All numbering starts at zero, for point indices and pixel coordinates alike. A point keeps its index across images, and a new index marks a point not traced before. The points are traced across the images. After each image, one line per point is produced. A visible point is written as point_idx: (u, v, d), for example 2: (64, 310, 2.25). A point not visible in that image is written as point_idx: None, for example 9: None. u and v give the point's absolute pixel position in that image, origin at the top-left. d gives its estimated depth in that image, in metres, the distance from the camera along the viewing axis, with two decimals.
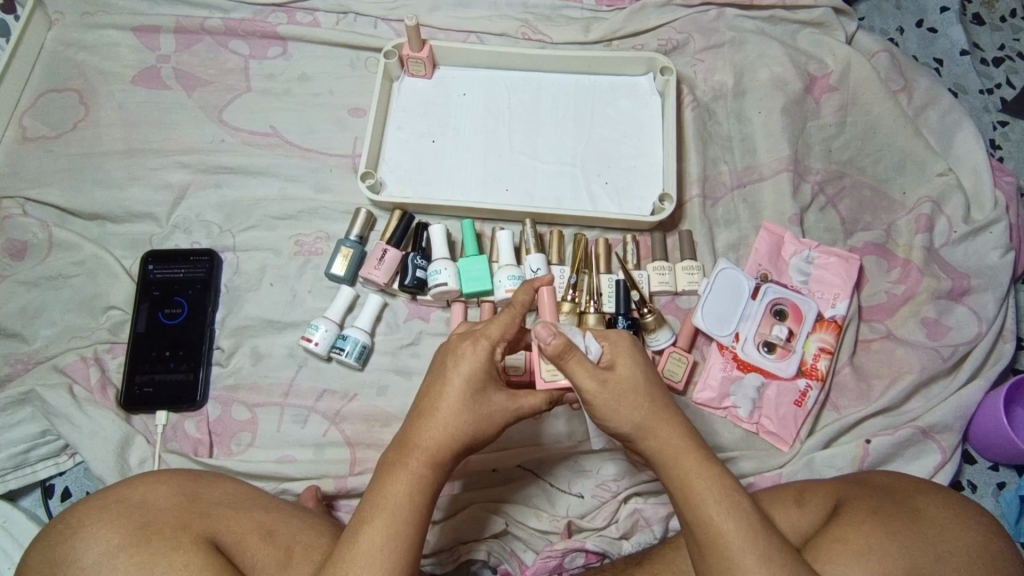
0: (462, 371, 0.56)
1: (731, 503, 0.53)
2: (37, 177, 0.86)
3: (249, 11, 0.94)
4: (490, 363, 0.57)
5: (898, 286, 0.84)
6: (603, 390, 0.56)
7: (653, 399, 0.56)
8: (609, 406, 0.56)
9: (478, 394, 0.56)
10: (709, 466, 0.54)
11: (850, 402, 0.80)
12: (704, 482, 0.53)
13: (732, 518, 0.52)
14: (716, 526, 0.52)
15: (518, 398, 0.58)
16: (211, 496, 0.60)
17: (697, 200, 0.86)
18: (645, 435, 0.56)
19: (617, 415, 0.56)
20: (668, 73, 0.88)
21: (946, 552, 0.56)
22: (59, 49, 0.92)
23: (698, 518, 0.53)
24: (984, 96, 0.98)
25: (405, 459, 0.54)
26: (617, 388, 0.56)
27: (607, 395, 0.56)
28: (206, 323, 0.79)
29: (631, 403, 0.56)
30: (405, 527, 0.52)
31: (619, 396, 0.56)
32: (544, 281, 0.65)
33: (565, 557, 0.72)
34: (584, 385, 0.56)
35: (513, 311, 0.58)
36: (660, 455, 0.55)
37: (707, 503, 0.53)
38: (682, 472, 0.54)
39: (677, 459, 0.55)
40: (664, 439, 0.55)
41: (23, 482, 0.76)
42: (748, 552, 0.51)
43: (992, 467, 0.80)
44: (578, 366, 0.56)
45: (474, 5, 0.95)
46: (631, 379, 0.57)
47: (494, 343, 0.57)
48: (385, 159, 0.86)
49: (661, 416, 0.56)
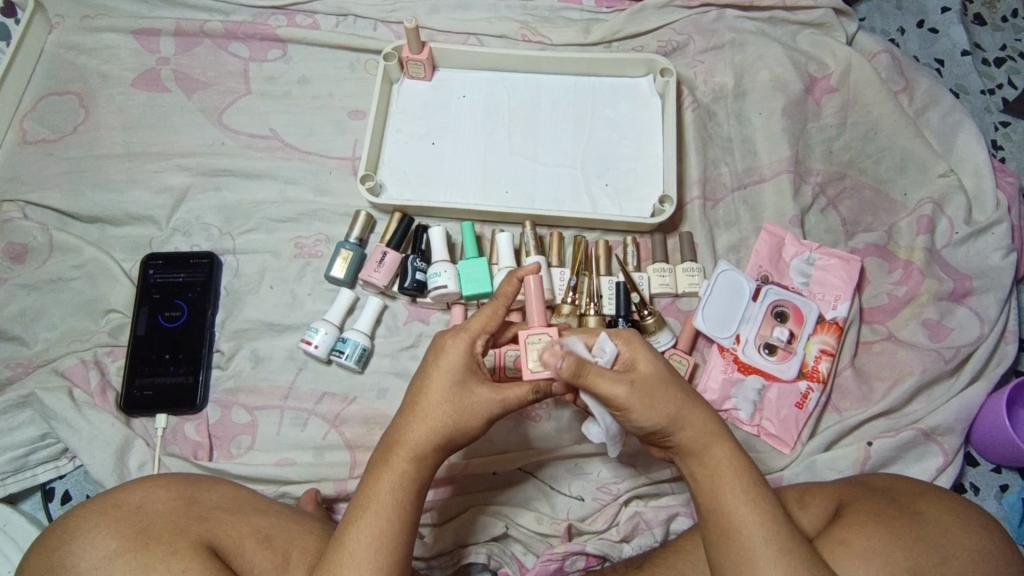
0: (442, 366, 0.56)
1: (755, 496, 0.53)
2: (37, 180, 0.86)
3: (248, 14, 0.94)
4: (469, 357, 0.57)
5: (899, 288, 0.83)
6: (633, 391, 0.54)
7: (681, 391, 0.55)
8: (643, 406, 0.54)
9: (460, 387, 0.56)
10: (737, 457, 0.55)
11: (852, 405, 0.79)
12: (731, 472, 0.54)
13: (755, 510, 0.52)
14: (739, 518, 0.52)
15: (503, 389, 0.57)
16: (208, 498, 0.60)
17: (697, 202, 0.86)
18: (677, 428, 0.55)
19: (651, 414, 0.54)
20: (668, 74, 0.87)
21: (949, 555, 0.55)
22: (59, 52, 0.92)
23: (722, 508, 0.53)
24: (986, 97, 0.97)
25: (389, 456, 0.54)
26: (647, 387, 0.54)
27: (638, 395, 0.54)
28: (205, 326, 0.79)
29: (662, 398, 0.54)
30: (390, 524, 0.52)
31: (650, 394, 0.54)
32: (528, 271, 0.62)
33: (565, 561, 0.72)
34: (614, 393, 0.53)
35: (495, 304, 0.58)
36: (694, 445, 0.55)
37: (733, 494, 0.53)
38: (713, 460, 0.54)
39: (710, 448, 0.55)
40: (698, 429, 0.55)
41: (23, 486, 0.76)
42: (769, 545, 0.51)
43: (995, 470, 0.80)
44: (598, 377, 0.54)
45: (474, 8, 0.95)
46: (657, 373, 0.55)
47: (475, 335, 0.57)
48: (385, 162, 0.86)
49: (690, 408, 0.55)
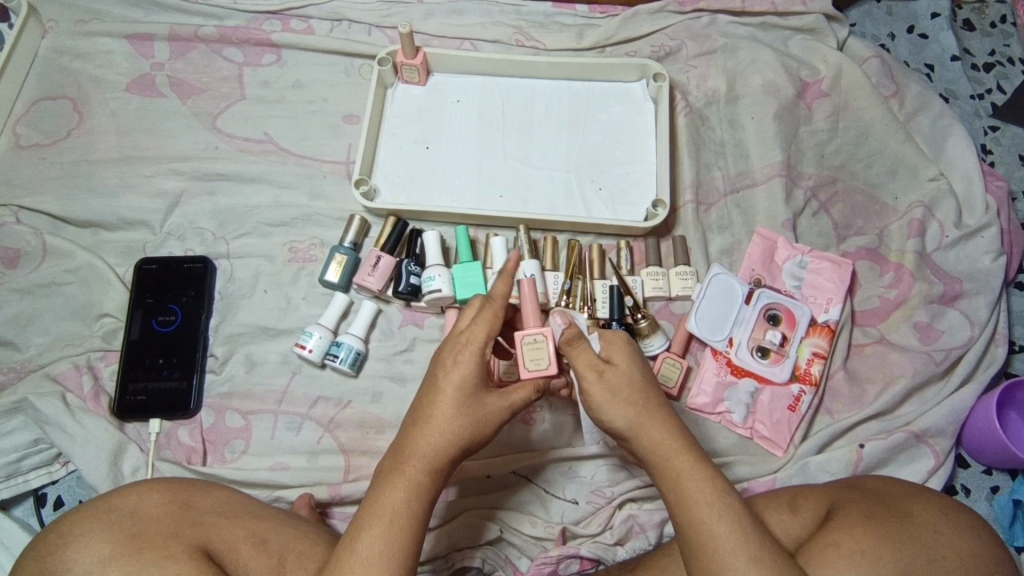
0: (453, 378, 0.56)
1: (721, 505, 0.52)
2: (30, 185, 0.85)
3: (243, 19, 0.95)
4: (480, 367, 0.57)
5: (891, 291, 0.84)
6: (601, 381, 0.57)
7: (647, 396, 0.57)
8: (607, 397, 0.57)
9: (471, 398, 0.56)
10: (701, 466, 0.54)
11: (844, 407, 0.80)
12: (694, 482, 0.53)
13: (722, 519, 0.52)
14: (705, 527, 0.52)
15: (510, 394, 0.58)
16: (203, 503, 0.60)
17: (690, 206, 0.86)
18: (638, 432, 0.56)
19: (613, 408, 0.57)
20: (661, 79, 0.88)
21: (938, 557, 0.55)
22: (52, 56, 0.92)
23: (688, 518, 0.53)
24: (975, 101, 0.98)
25: (403, 467, 0.54)
26: (615, 380, 0.58)
27: (603, 387, 0.57)
28: (199, 330, 0.79)
29: (626, 398, 0.57)
30: (404, 534, 0.52)
31: (615, 388, 0.57)
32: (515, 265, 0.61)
33: (559, 564, 0.72)
34: (583, 376, 0.58)
35: (496, 305, 0.58)
36: (653, 454, 0.56)
37: (697, 503, 0.53)
38: (674, 470, 0.54)
39: (669, 458, 0.55)
40: (657, 435, 0.56)
41: (14, 491, 0.75)
42: (738, 554, 0.51)
43: (986, 471, 0.80)
44: (578, 355, 0.59)
45: (469, 12, 0.96)
46: (629, 372, 0.58)
47: (483, 347, 0.57)
48: (379, 167, 0.86)
49: (654, 415, 0.57)
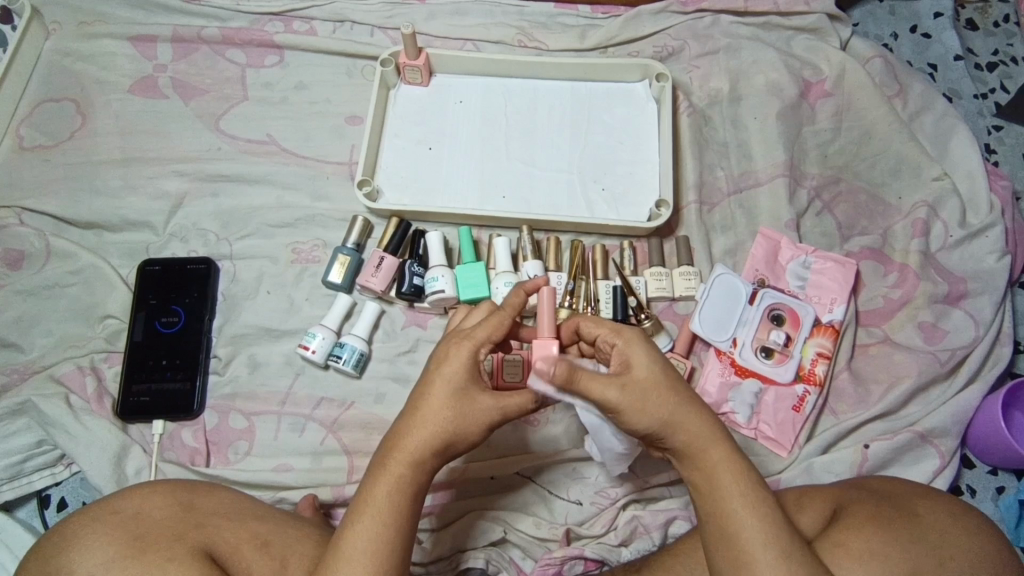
0: (445, 372, 0.56)
1: (753, 499, 0.52)
2: (33, 187, 0.86)
3: (246, 20, 0.95)
4: (473, 364, 0.56)
5: (895, 291, 0.83)
6: (626, 395, 0.54)
7: (678, 393, 0.54)
8: (633, 408, 0.54)
9: (461, 394, 0.55)
10: (734, 460, 0.54)
11: (849, 407, 0.80)
12: (730, 475, 0.53)
13: (754, 513, 0.52)
14: (739, 520, 0.52)
15: (505, 397, 0.57)
16: (206, 505, 0.60)
17: (693, 206, 0.86)
18: (673, 432, 0.54)
19: (643, 415, 0.54)
20: (664, 79, 0.88)
21: (945, 558, 0.55)
22: (55, 58, 0.92)
23: (721, 511, 0.52)
24: (979, 101, 0.98)
25: (386, 460, 0.54)
26: (640, 391, 0.54)
27: (630, 399, 0.54)
28: (202, 331, 0.79)
29: (656, 401, 0.54)
30: (387, 529, 0.52)
31: (643, 398, 0.54)
32: (535, 285, 0.63)
33: (564, 565, 0.71)
34: (606, 397, 0.54)
35: (502, 315, 0.58)
36: (689, 449, 0.54)
37: (732, 498, 0.52)
38: (710, 466, 0.53)
39: (706, 452, 0.54)
40: (692, 431, 0.54)
41: (18, 493, 0.75)
42: (768, 549, 0.51)
43: (992, 472, 0.80)
44: (591, 382, 0.54)
45: (471, 13, 0.96)
46: (653, 376, 0.54)
47: (479, 343, 0.57)
48: (382, 167, 0.87)
49: (688, 411, 0.54)
